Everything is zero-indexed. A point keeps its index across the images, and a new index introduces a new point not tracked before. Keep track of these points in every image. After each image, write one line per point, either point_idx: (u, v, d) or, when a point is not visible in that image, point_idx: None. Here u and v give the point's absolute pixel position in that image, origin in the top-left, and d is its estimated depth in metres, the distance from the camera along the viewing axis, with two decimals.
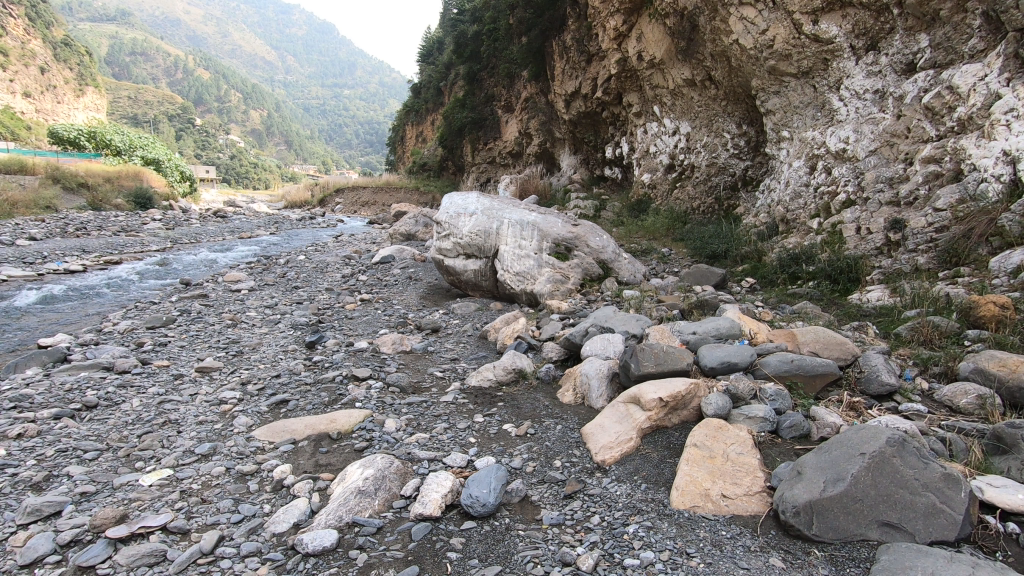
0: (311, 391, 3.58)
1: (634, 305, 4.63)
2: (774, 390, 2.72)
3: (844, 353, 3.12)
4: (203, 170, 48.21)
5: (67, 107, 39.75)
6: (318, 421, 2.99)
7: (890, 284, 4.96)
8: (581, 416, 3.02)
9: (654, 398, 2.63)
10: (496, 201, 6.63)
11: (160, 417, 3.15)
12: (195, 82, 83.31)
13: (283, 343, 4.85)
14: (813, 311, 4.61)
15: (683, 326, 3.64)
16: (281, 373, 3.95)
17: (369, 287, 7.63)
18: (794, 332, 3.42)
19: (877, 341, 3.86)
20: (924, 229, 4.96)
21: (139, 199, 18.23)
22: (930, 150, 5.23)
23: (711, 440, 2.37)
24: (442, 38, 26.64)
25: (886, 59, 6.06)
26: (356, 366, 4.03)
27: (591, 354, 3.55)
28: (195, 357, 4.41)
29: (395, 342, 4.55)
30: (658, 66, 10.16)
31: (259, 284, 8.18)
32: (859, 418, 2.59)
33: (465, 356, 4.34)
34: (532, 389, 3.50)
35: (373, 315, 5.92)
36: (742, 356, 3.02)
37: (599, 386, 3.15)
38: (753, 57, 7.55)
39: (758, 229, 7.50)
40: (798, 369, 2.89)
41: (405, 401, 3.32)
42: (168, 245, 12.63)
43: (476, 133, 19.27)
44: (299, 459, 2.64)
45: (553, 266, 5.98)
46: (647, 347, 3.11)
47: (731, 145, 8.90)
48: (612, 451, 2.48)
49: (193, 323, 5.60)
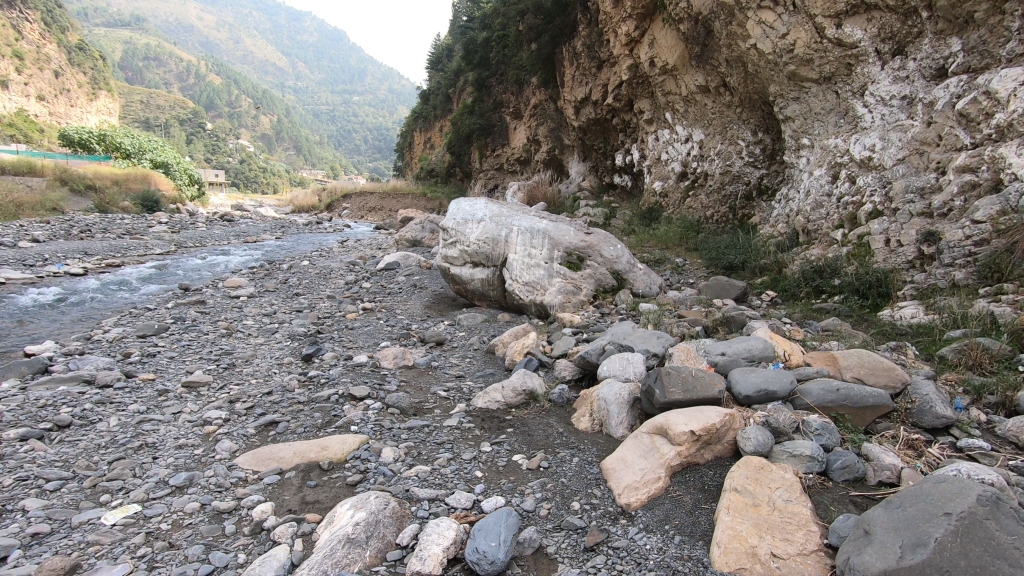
0: (304, 412, 3.29)
1: (653, 319, 4.33)
2: (820, 423, 2.40)
3: (893, 380, 2.79)
4: (213, 174, 48.31)
5: (79, 110, 39.91)
6: (308, 448, 2.70)
7: (926, 301, 4.63)
8: (600, 447, 2.72)
9: (684, 431, 2.32)
10: (506, 208, 6.37)
11: (136, 440, 2.88)
12: (207, 88, 84.02)
13: (278, 355, 4.57)
14: (845, 329, 4.29)
15: (710, 346, 3.32)
16: (273, 390, 3.66)
17: (372, 295, 7.36)
18: (834, 355, 3.10)
19: (920, 365, 3.55)
20: (962, 242, 4.62)
21: (146, 202, 18.07)
22: (965, 159, 4.92)
23: (753, 484, 2.07)
24: (452, 45, 26.56)
25: (914, 64, 5.77)
26: (354, 382, 3.75)
27: (610, 375, 3.26)
28: (184, 370, 4.14)
29: (397, 356, 4.27)
30: (670, 72, 9.90)
31: (260, 291, 7.93)
32: (919, 458, 2.27)
33: (471, 373, 4.04)
34: (545, 413, 3.20)
35: (375, 325, 5.64)
36: (781, 382, 2.71)
37: (619, 413, 2.85)
38: (772, 62, 7.27)
39: (777, 239, 7.17)
40: (845, 399, 2.57)
41: (405, 425, 3.03)
42: (171, 249, 12.44)
43: (483, 139, 19.02)
44: (283, 494, 2.34)
45: (565, 276, 5.68)
46: (673, 371, 2.81)
47: (746, 153, 8.61)
48: (638, 492, 2.18)
49: (186, 331, 5.34)
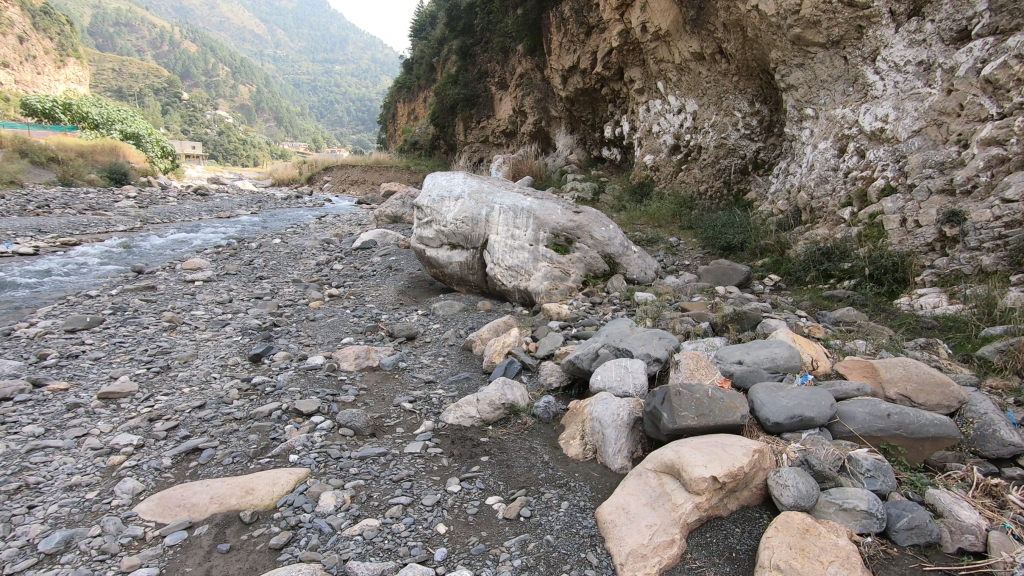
0: (236, 434, 2.72)
1: (652, 313, 3.80)
2: (873, 462, 1.92)
3: (949, 398, 2.29)
4: (189, 145, 46.47)
5: (48, 78, 37.86)
6: (230, 490, 2.15)
7: (950, 290, 4.16)
8: (594, 483, 2.22)
9: (704, 478, 1.82)
10: (487, 182, 5.74)
11: (14, 480, 2.31)
12: (181, 55, 80.63)
13: (223, 355, 3.98)
14: (866, 325, 3.80)
15: (724, 351, 2.81)
16: (205, 403, 3.09)
17: (342, 279, 6.73)
18: (872, 364, 2.59)
19: (958, 371, 3.07)
20: (990, 223, 4.12)
21: (113, 174, 17.01)
22: (991, 131, 4.38)
23: (800, 559, 1.57)
24: (435, 12, 25.36)
25: (932, 26, 5.19)
26: (302, 393, 3.17)
27: (605, 388, 2.75)
28: (107, 377, 3.54)
29: (358, 356, 3.70)
30: (663, 38, 9.20)
31: (219, 275, 7.24)
32: (1002, 512, 1.79)
33: (443, 377, 3.49)
34: (527, 434, 2.68)
35: (339, 315, 5.04)
36: (818, 405, 2.19)
37: (617, 438, 2.34)
38: (774, 25, 6.64)
39: (777, 217, 6.64)
40: (899, 428, 2.07)
41: (357, 454, 2.48)
42: (136, 226, 11.60)
43: (467, 110, 18.11)
44: (183, 565, 1.81)
45: (551, 261, 5.13)
46: (685, 391, 2.28)
47: (742, 125, 8.03)
48: (646, 563, 1.70)
49: (124, 325, 4.71)
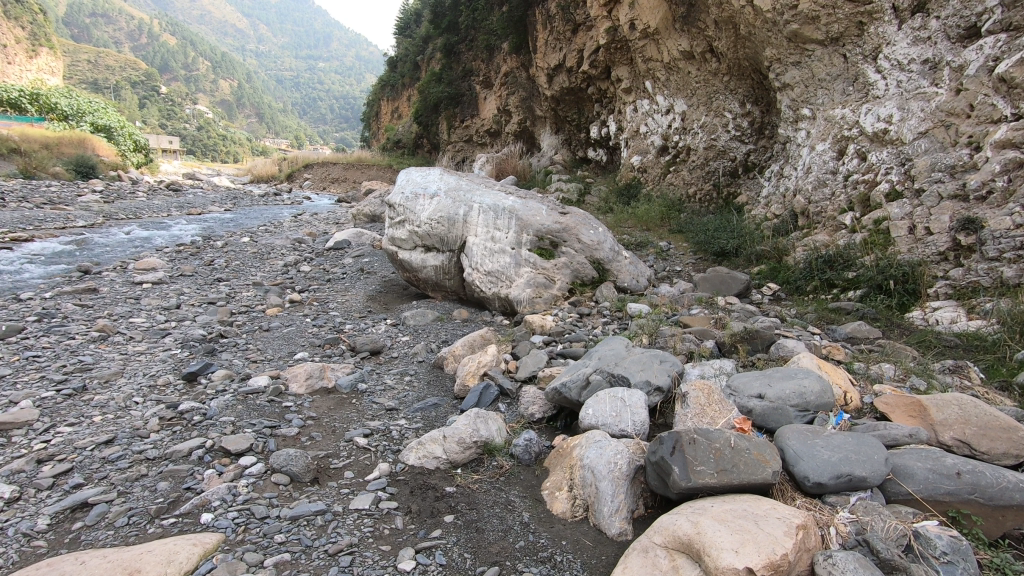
0: (142, 482, 2.19)
1: (647, 329, 3.34)
2: (949, 543, 1.49)
3: (1018, 447, 1.87)
4: (168, 140, 45.14)
5: (19, 68, 36.19)
6: (105, 572, 1.62)
7: (968, 303, 3.78)
8: (585, 557, 1.75)
9: (736, 570, 1.37)
10: (466, 180, 5.25)
11: None
12: (160, 47, 78.61)
13: (153, 372, 3.42)
14: (883, 345, 3.39)
15: (740, 380, 2.36)
16: (114, 438, 2.54)
17: (308, 282, 6.17)
18: (920, 401, 2.14)
19: (998, 403, 2.64)
20: (1010, 232, 3.74)
21: (79, 168, 16.09)
22: (1005, 133, 4.02)
23: None
24: (421, 10, 24.75)
25: (938, 23, 4.81)
26: (235, 425, 2.65)
27: (597, 425, 2.28)
28: (4, 401, 2.96)
29: (311, 376, 3.18)
30: (651, 36, 8.80)
31: (174, 276, 6.60)
32: None
33: (406, 404, 2.97)
34: (502, 483, 2.19)
35: (296, 325, 4.50)
36: (869, 460, 1.75)
37: (615, 495, 1.88)
38: (770, 21, 6.25)
39: (772, 221, 6.25)
40: (973, 491, 1.64)
41: (288, 513, 1.97)
42: (97, 222, 10.85)
43: (451, 109, 17.55)
44: None
45: (535, 266, 4.66)
46: (701, 438, 1.81)
47: (733, 126, 7.66)
48: None
49: (47, 335, 4.11)
